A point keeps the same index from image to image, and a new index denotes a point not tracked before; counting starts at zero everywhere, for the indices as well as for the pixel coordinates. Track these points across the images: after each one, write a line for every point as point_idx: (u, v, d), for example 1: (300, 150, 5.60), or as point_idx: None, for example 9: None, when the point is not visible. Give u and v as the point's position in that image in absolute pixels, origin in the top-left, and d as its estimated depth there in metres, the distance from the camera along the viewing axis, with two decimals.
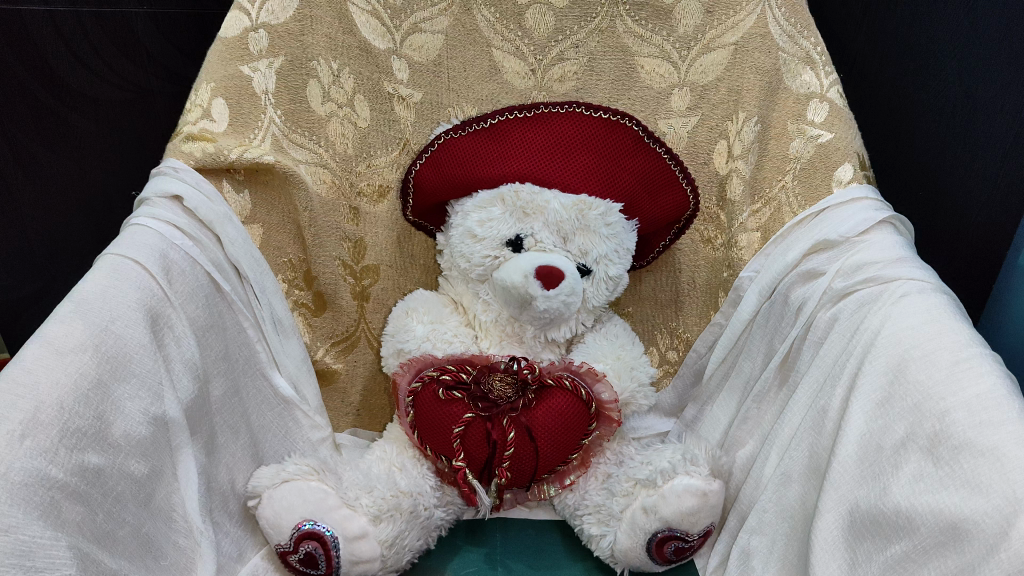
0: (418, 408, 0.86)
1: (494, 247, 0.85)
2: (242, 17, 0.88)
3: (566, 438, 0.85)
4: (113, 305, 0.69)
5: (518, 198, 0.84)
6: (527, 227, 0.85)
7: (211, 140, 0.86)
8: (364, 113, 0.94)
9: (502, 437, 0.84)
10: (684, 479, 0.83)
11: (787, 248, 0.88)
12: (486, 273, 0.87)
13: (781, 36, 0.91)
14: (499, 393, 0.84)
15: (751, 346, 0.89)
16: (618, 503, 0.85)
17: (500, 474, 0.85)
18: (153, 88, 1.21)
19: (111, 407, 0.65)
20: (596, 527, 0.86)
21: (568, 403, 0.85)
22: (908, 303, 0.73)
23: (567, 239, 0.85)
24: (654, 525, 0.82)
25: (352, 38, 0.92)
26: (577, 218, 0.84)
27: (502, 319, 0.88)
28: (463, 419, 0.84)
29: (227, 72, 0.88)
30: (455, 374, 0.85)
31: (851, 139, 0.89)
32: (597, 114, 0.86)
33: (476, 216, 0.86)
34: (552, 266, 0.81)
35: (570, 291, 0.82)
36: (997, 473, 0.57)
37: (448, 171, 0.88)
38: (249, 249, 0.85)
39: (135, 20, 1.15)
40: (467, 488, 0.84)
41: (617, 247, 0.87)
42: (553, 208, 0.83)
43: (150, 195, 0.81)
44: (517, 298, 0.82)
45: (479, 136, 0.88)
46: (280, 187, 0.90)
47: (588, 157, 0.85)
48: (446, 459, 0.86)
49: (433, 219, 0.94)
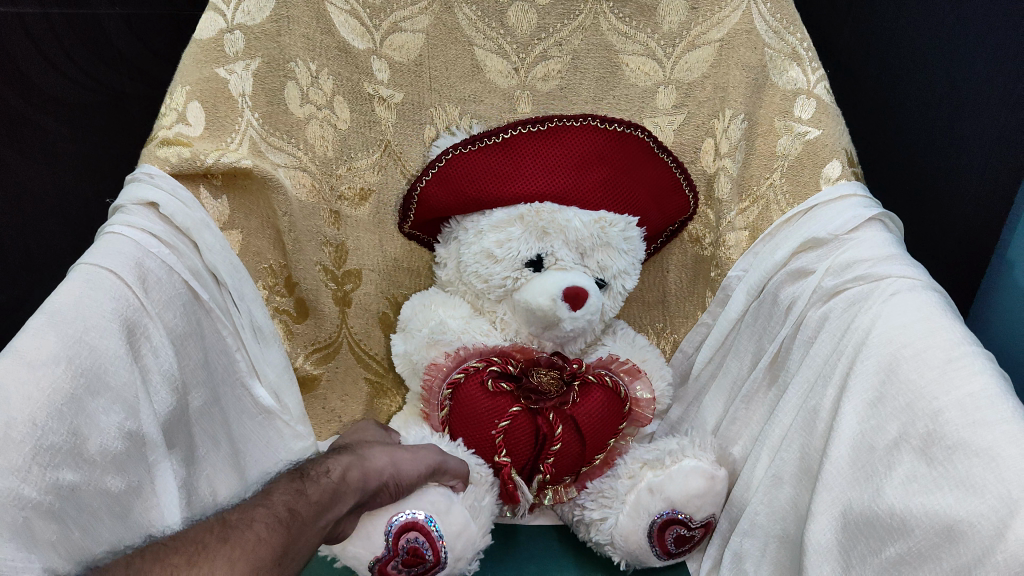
0: (457, 401, 0.84)
1: (514, 267, 0.83)
2: (217, 19, 0.85)
3: (606, 434, 0.86)
4: (86, 315, 0.67)
5: (538, 217, 0.82)
6: (546, 246, 0.82)
7: (187, 145, 0.83)
8: (343, 114, 0.92)
9: (549, 432, 0.83)
10: (692, 461, 0.82)
11: (775, 247, 0.87)
12: (504, 293, 0.85)
13: (767, 32, 0.89)
14: (547, 386, 0.84)
15: (739, 345, 0.88)
16: (623, 485, 0.83)
17: (544, 468, 0.83)
18: (125, 90, 1.18)
19: (86, 421, 0.63)
20: (598, 512, 0.83)
21: (611, 400, 0.86)
22: (898, 301, 0.71)
23: (586, 255, 0.84)
24: (657, 506, 0.80)
25: (330, 39, 0.89)
26: (599, 235, 0.83)
27: (521, 336, 0.87)
28: (511, 413, 0.82)
29: (202, 75, 0.84)
30: (504, 366, 0.84)
31: (839, 135, 0.87)
32: (613, 125, 0.84)
33: (492, 238, 0.83)
34: (579, 287, 0.79)
35: (595, 309, 0.81)
36: (992, 474, 0.56)
37: (458, 189, 0.85)
38: (227, 255, 0.83)
39: (107, 20, 1.13)
40: (511, 485, 0.82)
41: (632, 260, 0.87)
42: (574, 227, 0.81)
43: (125, 202, 0.78)
44: (542, 319, 0.81)
45: (489, 151, 0.85)
46: (258, 192, 0.87)
47: (604, 171, 0.84)
48: (484, 454, 0.83)
49: (429, 228, 0.93)
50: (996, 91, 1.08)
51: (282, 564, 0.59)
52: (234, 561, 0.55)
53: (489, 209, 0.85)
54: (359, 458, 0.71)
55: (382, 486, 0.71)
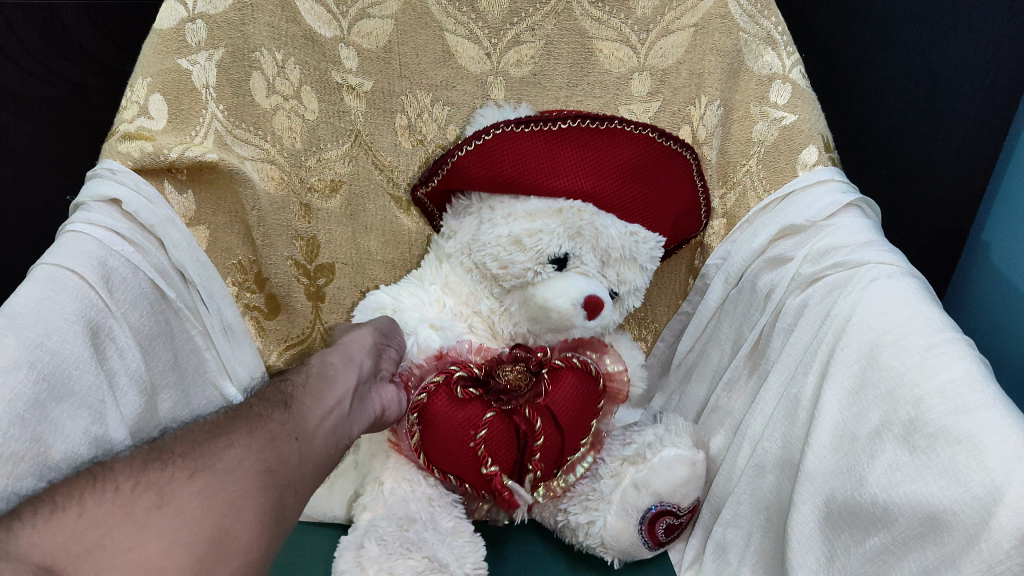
0: (426, 421, 0.78)
1: (538, 262, 0.77)
2: (178, 8, 0.82)
3: (586, 415, 0.81)
4: (49, 318, 0.64)
5: (579, 216, 0.77)
6: (577, 247, 0.77)
7: (150, 139, 0.79)
8: (311, 105, 0.89)
9: (530, 427, 0.78)
10: (676, 452, 0.81)
11: (753, 234, 0.86)
12: (518, 284, 0.79)
13: (742, 16, 0.88)
14: (515, 382, 0.78)
15: (719, 335, 0.87)
16: (607, 486, 0.82)
17: (533, 468, 0.78)
18: (88, 84, 1.15)
19: (50, 428, 0.62)
20: (584, 515, 0.81)
21: (582, 379, 0.81)
22: (876, 288, 0.71)
23: (608, 265, 0.80)
24: (645, 501, 0.79)
25: (296, 27, 0.86)
26: (630, 248, 0.79)
27: (522, 329, 0.83)
28: (486, 419, 0.77)
29: (165, 66, 0.81)
30: (470, 372, 0.78)
31: (815, 121, 0.87)
32: (667, 142, 0.81)
33: (525, 224, 0.77)
34: (598, 295, 0.76)
35: (604, 319, 0.78)
36: (974, 461, 0.56)
37: (502, 167, 0.77)
38: (194, 251, 0.81)
39: (65, 13, 1.08)
40: (506, 493, 0.76)
41: (644, 281, 0.84)
42: (609, 235, 0.77)
43: (86, 199, 0.75)
44: (556, 321, 0.77)
45: (545, 138, 0.78)
46: (225, 186, 0.84)
47: (648, 185, 0.80)
48: (467, 469, 0.78)
49: (436, 196, 0.87)
50: (978, 62, 1.08)
51: (301, 438, 0.62)
52: (250, 434, 0.59)
53: (524, 194, 0.79)
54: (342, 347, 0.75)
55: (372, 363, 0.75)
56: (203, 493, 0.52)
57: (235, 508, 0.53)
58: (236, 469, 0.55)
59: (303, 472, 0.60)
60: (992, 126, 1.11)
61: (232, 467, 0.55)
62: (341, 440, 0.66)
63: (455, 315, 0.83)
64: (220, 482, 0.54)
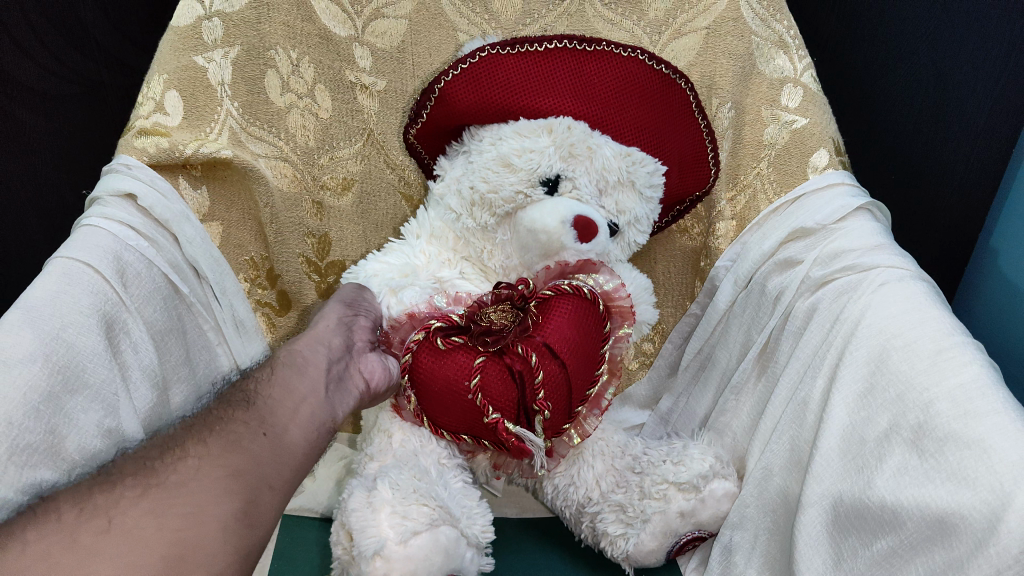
0: (418, 380, 0.75)
1: (527, 183, 0.75)
2: (195, 5, 0.82)
3: (587, 343, 0.76)
4: (63, 312, 0.65)
5: (570, 133, 0.74)
6: (568, 167, 0.75)
7: (165, 135, 0.80)
8: (325, 103, 0.90)
9: (525, 364, 0.73)
10: (728, 485, 0.78)
11: (763, 236, 0.86)
12: (510, 210, 0.77)
13: (754, 19, 0.89)
14: (500, 322, 0.74)
15: (728, 337, 0.87)
16: (651, 506, 0.78)
17: (539, 408, 0.73)
18: (104, 81, 1.17)
19: (64, 421, 0.63)
20: (619, 527, 0.79)
21: (575, 305, 0.76)
22: (887, 292, 0.71)
23: (605, 193, 0.77)
24: (686, 528, 0.79)
25: (312, 26, 0.87)
26: (626, 171, 0.76)
27: (511, 265, 0.80)
28: (475, 365, 0.73)
29: (180, 63, 0.81)
30: (449, 319, 0.74)
31: (826, 124, 0.87)
32: (661, 66, 0.77)
33: (515, 144, 0.75)
34: (591, 218, 0.73)
35: (600, 246, 0.75)
36: (983, 466, 0.56)
37: (489, 89, 0.75)
38: (208, 248, 0.81)
39: (82, 10, 1.10)
40: (514, 439, 0.72)
41: (649, 213, 0.80)
42: (604, 154, 0.74)
43: (102, 193, 0.76)
44: (546, 245, 0.74)
45: (529, 60, 0.75)
46: (238, 183, 0.85)
47: (646, 110, 0.76)
48: (472, 421, 0.74)
49: (431, 145, 0.83)
50: (988, 64, 1.08)
51: (267, 434, 0.61)
52: (205, 442, 0.58)
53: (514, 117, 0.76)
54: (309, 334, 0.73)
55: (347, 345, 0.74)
56: (157, 509, 0.52)
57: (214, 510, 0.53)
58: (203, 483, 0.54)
59: (279, 468, 0.60)
60: (1002, 126, 1.11)
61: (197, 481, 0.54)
62: (324, 423, 0.67)
63: (443, 262, 0.81)
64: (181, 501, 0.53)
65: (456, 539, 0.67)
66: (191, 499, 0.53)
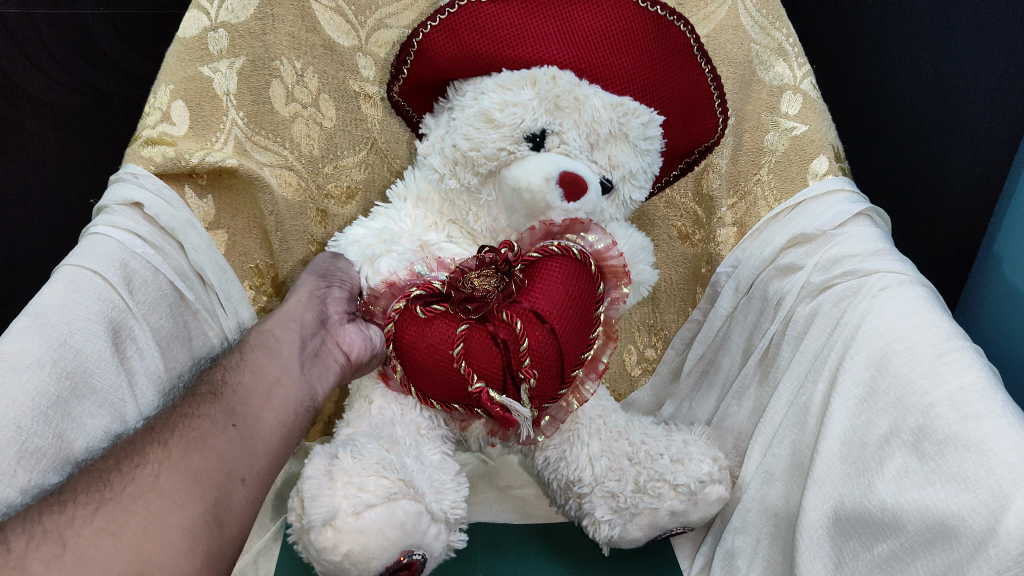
0: (403, 349, 0.74)
1: (511, 139, 0.72)
2: (201, 16, 0.84)
3: (576, 308, 0.74)
4: (71, 318, 0.66)
5: (554, 84, 0.71)
6: (554, 121, 0.72)
7: (171, 145, 0.81)
8: (329, 113, 0.91)
9: (510, 331, 0.72)
10: (720, 491, 0.78)
11: (764, 242, 0.86)
12: (493, 168, 0.74)
13: (754, 27, 0.90)
14: (483, 289, 0.73)
15: (729, 342, 0.88)
16: (642, 500, 0.77)
17: (525, 375, 0.71)
18: (113, 92, 1.20)
19: (71, 425, 0.64)
20: (607, 514, 0.77)
21: (563, 269, 0.74)
22: (887, 297, 0.71)
23: (596, 146, 0.74)
24: (671, 525, 0.78)
25: (316, 36, 0.89)
26: (618, 122, 0.72)
27: (498, 226, 0.79)
28: (458, 333, 0.72)
29: (187, 74, 0.83)
30: (431, 287, 0.74)
31: (826, 131, 0.88)
32: (656, 8, 0.73)
33: (496, 98, 0.72)
34: (578, 173, 0.70)
35: (590, 203, 0.72)
36: (983, 468, 0.56)
37: (470, 37, 0.72)
38: (214, 255, 0.82)
39: (91, 22, 1.12)
40: (499, 409, 0.70)
41: (646, 166, 0.77)
42: (592, 105, 0.71)
43: (109, 202, 0.76)
44: (531, 203, 0.72)
45: (511, 5, 0.72)
46: (243, 191, 0.86)
47: (640, 55, 0.72)
48: (458, 391, 0.73)
49: (417, 101, 0.82)
50: (987, 74, 1.08)
51: (237, 424, 0.61)
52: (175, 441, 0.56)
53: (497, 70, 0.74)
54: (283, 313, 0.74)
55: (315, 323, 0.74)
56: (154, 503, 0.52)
57: None
58: (191, 474, 0.55)
59: (248, 459, 0.60)
60: (1004, 136, 1.10)
61: (187, 471, 0.55)
62: (303, 402, 0.68)
63: (429, 225, 0.80)
64: (171, 489, 0.53)
65: (417, 514, 0.65)
66: (185, 490, 0.54)
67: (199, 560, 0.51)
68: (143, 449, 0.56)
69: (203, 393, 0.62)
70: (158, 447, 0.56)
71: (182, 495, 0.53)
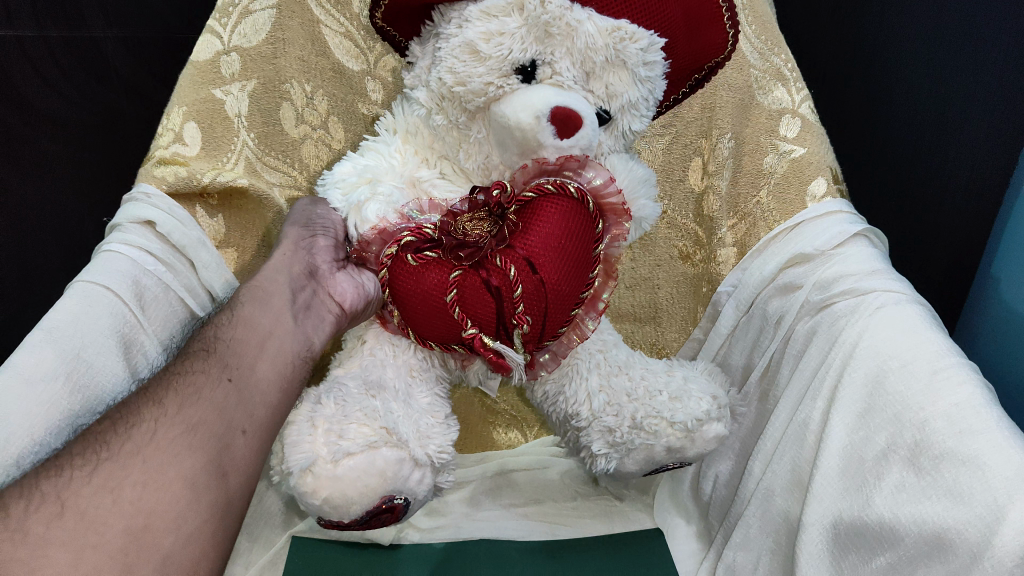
0: (395, 294, 0.72)
1: (501, 73, 0.68)
2: (213, 40, 0.86)
3: (573, 251, 0.70)
4: (84, 332, 0.68)
5: (543, 9, 0.65)
6: (545, 51, 0.67)
7: (184, 164, 0.82)
8: (338, 135, 0.93)
9: (504, 278, 0.69)
10: (718, 429, 0.76)
11: (764, 261, 0.87)
12: (484, 104, 0.70)
13: (753, 53, 0.93)
14: (475, 233, 0.70)
15: (730, 362, 0.89)
16: (639, 438, 0.74)
17: (518, 322, 0.69)
18: (124, 111, 1.23)
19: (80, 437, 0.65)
20: (604, 448, 0.76)
21: (560, 211, 0.70)
22: (884, 315, 0.73)
23: (592, 77, 0.69)
24: (667, 460, 0.77)
25: (326, 61, 0.91)
26: (614, 48, 0.67)
27: (491, 164, 0.74)
28: (450, 280, 0.69)
29: (199, 96, 0.84)
30: (419, 233, 0.70)
31: (823, 153, 0.89)
32: None
33: (479, 27, 0.67)
34: (571, 108, 0.66)
35: (586, 140, 0.67)
36: (979, 481, 0.57)
37: None
38: (224, 273, 0.83)
39: (104, 44, 1.17)
40: (491, 355, 0.70)
41: (648, 93, 0.72)
42: (586, 31, 0.66)
43: (121, 220, 0.78)
44: (522, 142, 0.68)
45: None
46: (254, 212, 0.87)
47: None
48: (452, 335, 0.71)
49: (403, 28, 0.75)
50: (986, 91, 1.09)
51: (233, 380, 0.61)
52: (183, 403, 0.56)
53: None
54: (269, 266, 0.73)
55: (304, 277, 0.73)
56: None
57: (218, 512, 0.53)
58: (191, 426, 0.55)
59: (246, 409, 0.60)
60: (1003, 148, 1.11)
61: (185, 424, 0.55)
62: (299, 353, 0.68)
63: (420, 161, 0.76)
64: (170, 444, 0.53)
65: (398, 462, 0.65)
66: (186, 451, 0.53)
67: (202, 518, 0.51)
68: (137, 407, 0.55)
69: (193, 349, 0.61)
70: (154, 405, 0.55)
71: (182, 454, 0.53)
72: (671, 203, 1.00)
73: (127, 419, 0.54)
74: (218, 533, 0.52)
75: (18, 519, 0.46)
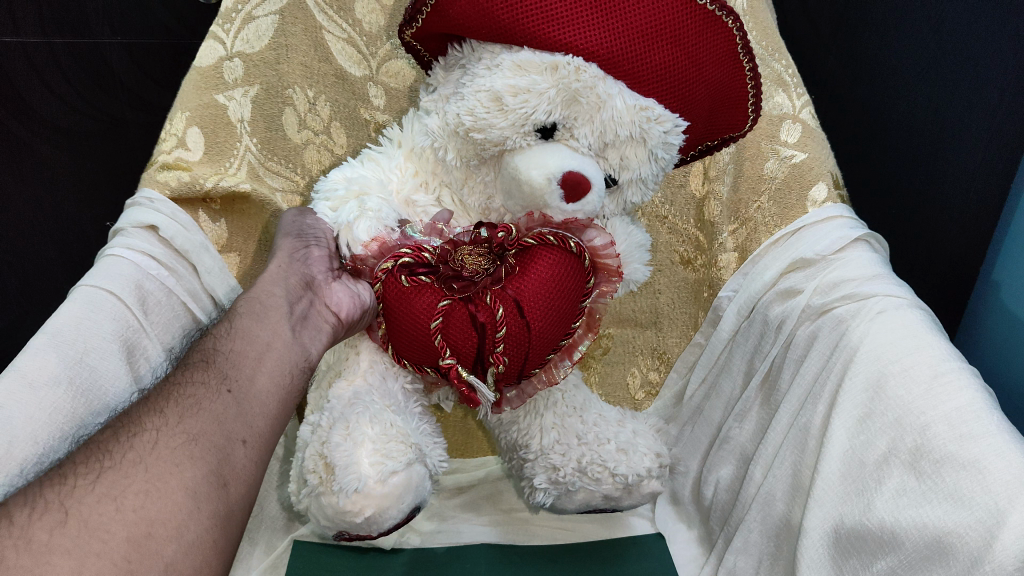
0: (387, 313, 0.72)
1: (521, 130, 0.65)
2: (217, 46, 0.85)
3: (564, 304, 0.71)
4: (88, 337, 0.68)
5: (576, 76, 0.63)
6: (569, 114, 0.65)
7: (186, 169, 0.83)
8: (340, 140, 0.94)
9: (491, 317, 0.70)
10: (655, 486, 0.79)
11: (764, 268, 0.88)
12: (496, 152, 0.68)
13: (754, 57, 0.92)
14: (472, 267, 0.70)
15: (731, 367, 0.89)
16: (580, 481, 0.76)
17: (494, 360, 0.70)
18: (126, 118, 1.23)
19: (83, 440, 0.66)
20: (544, 484, 0.77)
21: (557, 261, 0.71)
22: (885, 320, 0.73)
23: (608, 147, 0.67)
24: (600, 504, 0.79)
25: (328, 65, 0.91)
26: (640, 127, 0.65)
27: (491, 207, 0.74)
28: (438, 308, 0.70)
29: (202, 101, 0.84)
30: (417, 256, 0.70)
31: (824, 160, 0.90)
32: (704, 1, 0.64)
33: (509, 79, 0.64)
34: (584, 174, 0.65)
35: (592, 204, 0.67)
36: (979, 485, 0.58)
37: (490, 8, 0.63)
38: (226, 277, 0.83)
39: (109, 51, 1.17)
40: (465, 388, 0.70)
41: (659, 171, 0.71)
42: (613, 106, 0.64)
43: (125, 225, 0.78)
44: (529, 197, 0.67)
45: None
46: (257, 216, 0.88)
47: (676, 53, 0.63)
48: (430, 361, 0.72)
49: (429, 44, 0.73)
50: (988, 98, 1.09)
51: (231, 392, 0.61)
52: (184, 412, 0.57)
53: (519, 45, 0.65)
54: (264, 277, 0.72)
55: (301, 286, 0.72)
56: None
57: (222, 518, 0.53)
58: (193, 436, 0.55)
59: (246, 421, 0.60)
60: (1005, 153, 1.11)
61: (187, 434, 0.55)
62: (298, 364, 0.67)
63: (418, 184, 0.75)
64: (171, 453, 0.53)
65: (425, 477, 0.69)
66: (189, 459, 0.54)
67: (205, 524, 0.52)
68: (140, 417, 0.56)
69: (194, 360, 0.62)
70: (156, 415, 0.56)
71: (185, 461, 0.53)
72: (673, 209, 0.99)
73: (131, 428, 0.54)
74: (220, 540, 0.52)
75: (22, 527, 0.46)
